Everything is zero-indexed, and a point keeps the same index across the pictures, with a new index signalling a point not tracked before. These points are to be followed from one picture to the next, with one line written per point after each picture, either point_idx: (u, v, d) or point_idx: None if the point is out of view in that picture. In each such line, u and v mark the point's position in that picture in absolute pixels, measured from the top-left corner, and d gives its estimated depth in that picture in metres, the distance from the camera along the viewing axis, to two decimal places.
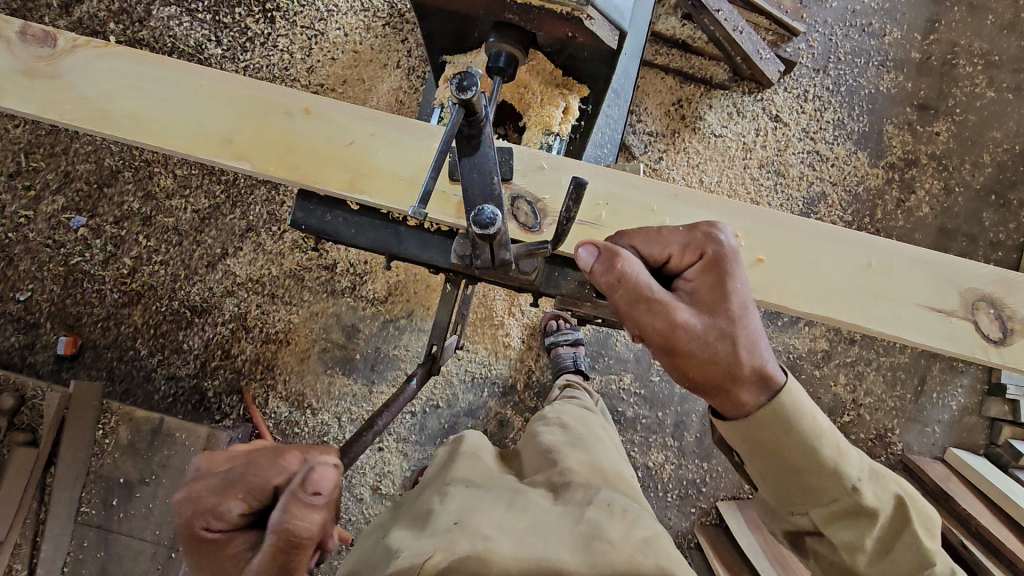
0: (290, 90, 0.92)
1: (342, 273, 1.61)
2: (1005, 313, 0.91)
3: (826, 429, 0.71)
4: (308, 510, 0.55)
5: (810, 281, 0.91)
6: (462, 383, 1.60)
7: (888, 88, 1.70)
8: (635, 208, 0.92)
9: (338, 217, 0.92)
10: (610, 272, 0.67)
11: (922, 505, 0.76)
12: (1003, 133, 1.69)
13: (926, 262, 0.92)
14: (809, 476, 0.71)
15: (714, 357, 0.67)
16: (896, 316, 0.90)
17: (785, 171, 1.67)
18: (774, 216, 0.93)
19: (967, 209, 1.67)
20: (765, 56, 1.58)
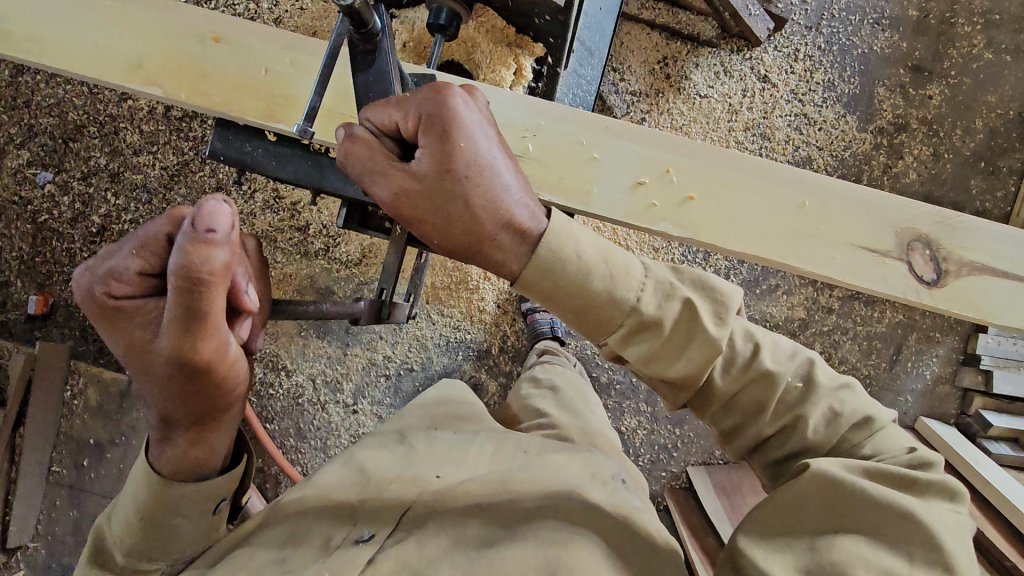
0: (199, 14, 0.88)
1: (315, 234, 1.58)
2: (939, 255, 0.90)
3: (589, 257, 0.66)
4: (205, 245, 0.59)
5: (743, 219, 0.89)
6: (436, 347, 1.59)
7: (883, 48, 1.64)
8: (562, 139, 0.88)
9: (259, 148, 0.90)
10: (347, 152, 0.68)
11: (715, 291, 0.70)
12: (997, 98, 1.64)
13: (862, 199, 0.90)
14: (579, 299, 0.67)
15: (453, 216, 0.66)
16: (828, 257, 0.89)
17: (770, 135, 1.62)
18: (706, 150, 0.90)
19: (955, 176, 1.63)
20: (754, 12, 1.52)
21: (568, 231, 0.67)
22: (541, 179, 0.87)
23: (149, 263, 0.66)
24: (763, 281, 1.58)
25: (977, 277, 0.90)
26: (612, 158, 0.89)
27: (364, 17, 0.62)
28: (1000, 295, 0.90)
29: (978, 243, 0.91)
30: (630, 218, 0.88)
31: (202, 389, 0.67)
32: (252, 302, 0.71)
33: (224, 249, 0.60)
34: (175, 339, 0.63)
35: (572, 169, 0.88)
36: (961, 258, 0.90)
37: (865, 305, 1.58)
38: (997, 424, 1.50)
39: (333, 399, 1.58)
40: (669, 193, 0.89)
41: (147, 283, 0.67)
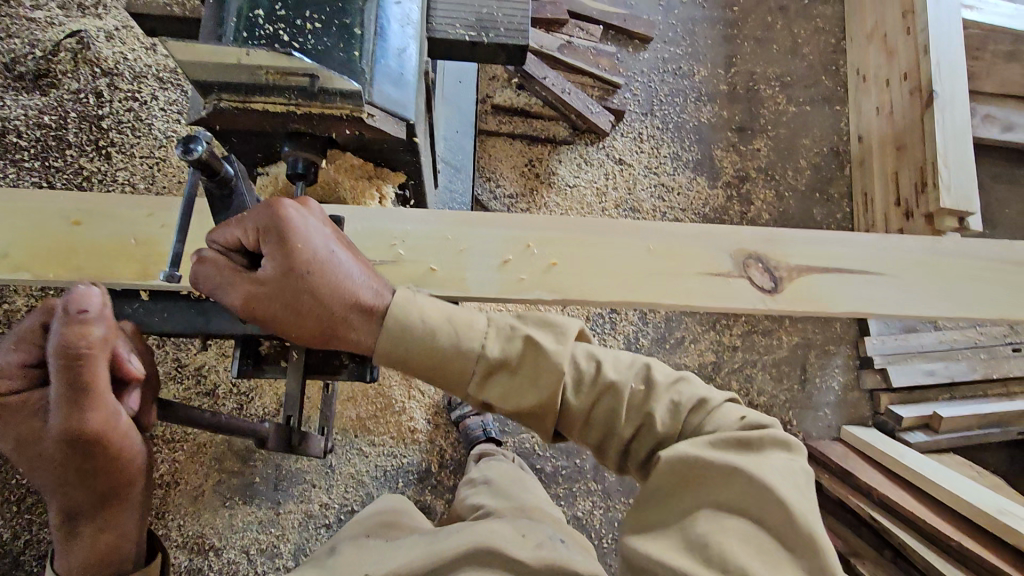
0: (66, 195, 0.89)
1: (225, 394, 1.52)
2: (772, 265, 0.96)
3: (433, 324, 0.69)
4: (81, 323, 0.63)
5: (600, 274, 0.93)
6: (374, 480, 1.53)
7: (708, 118, 1.90)
8: (425, 239, 0.89)
9: (134, 307, 0.83)
10: (196, 280, 0.69)
11: (554, 323, 0.72)
12: (810, 140, 1.92)
13: (696, 232, 0.96)
14: (429, 362, 0.69)
15: (301, 309, 0.68)
16: (685, 290, 0.94)
17: (639, 207, 1.80)
18: (549, 218, 0.94)
19: (799, 209, 1.86)
20: (595, 110, 1.77)
21: (410, 305, 0.70)
22: (413, 276, 0.87)
23: (28, 354, 0.68)
24: (670, 336, 1.68)
25: (811, 277, 0.97)
26: (471, 244, 0.90)
27: (216, 166, 0.64)
28: (839, 288, 0.97)
29: (802, 247, 0.98)
30: (505, 297, 0.89)
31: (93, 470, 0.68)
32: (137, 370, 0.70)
33: (99, 323, 0.64)
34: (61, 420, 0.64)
35: (437, 262, 0.89)
36: (791, 265, 0.97)
37: (763, 336, 1.71)
38: (907, 415, 1.62)
39: (272, 566, 1.46)
40: (531, 264, 0.91)
41: (31, 375, 0.68)
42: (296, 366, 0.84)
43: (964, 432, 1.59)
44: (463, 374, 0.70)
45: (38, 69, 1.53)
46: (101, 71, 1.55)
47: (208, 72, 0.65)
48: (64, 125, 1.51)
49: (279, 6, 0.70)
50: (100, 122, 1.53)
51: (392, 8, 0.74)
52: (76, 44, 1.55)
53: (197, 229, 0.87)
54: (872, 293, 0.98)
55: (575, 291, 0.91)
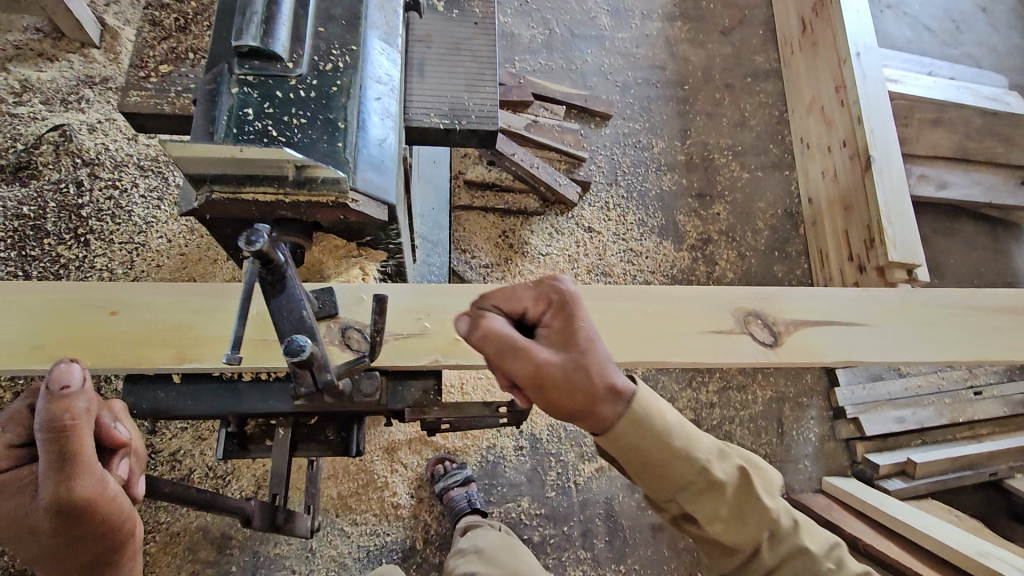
0: (100, 286, 0.91)
1: (201, 479, 1.48)
2: (770, 321, 1.05)
3: (674, 424, 0.68)
4: (62, 399, 0.65)
5: (612, 336, 1.01)
6: (357, 562, 1.48)
7: (669, 186, 2.02)
8: (451, 311, 0.90)
9: (170, 392, 0.89)
10: (476, 332, 0.63)
11: (766, 474, 0.75)
12: (765, 203, 2.05)
13: (698, 294, 1.05)
14: (668, 460, 0.68)
15: (577, 384, 0.62)
16: (689, 348, 1.01)
17: (610, 272, 1.87)
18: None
19: (761, 267, 1.96)
20: (562, 183, 1.86)
21: (659, 402, 0.67)
22: (442, 347, 0.88)
23: (15, 434, 0.72)
24: None
25: (803, 331, 1.06)
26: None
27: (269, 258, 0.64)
28: (831, 338, 1.05)
29: (795, 304, 1.08)
30: None
31: (84, 530, 0.70)
32: (123, 435, 0.75)
33: (81, 396, 0.66)
34: (50, 490, 0.66)
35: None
36: (785, 319, 1.06)
37: (739, 391, 1.75)
38: (884, 463, 1.65)
39: None
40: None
41: (21, 454, 0.72)
42: (283, 443, 0.89)
43: (939, 476, 1.63)
44: (683, 480, 0.70)
45: (20, 163, 1.57)
46: (83, 162, 1.60)
47: (201, 165, 0.70)
48: (44, 215, 1.54)
49: (267, 105, 0.76)
50: (80, 210, 1.56)
51: (372, 102, 0.81)
52: (60, 138, 1.60)
53: (248, 315, 0.91)
54: (860, 344, 1.06)
55: None
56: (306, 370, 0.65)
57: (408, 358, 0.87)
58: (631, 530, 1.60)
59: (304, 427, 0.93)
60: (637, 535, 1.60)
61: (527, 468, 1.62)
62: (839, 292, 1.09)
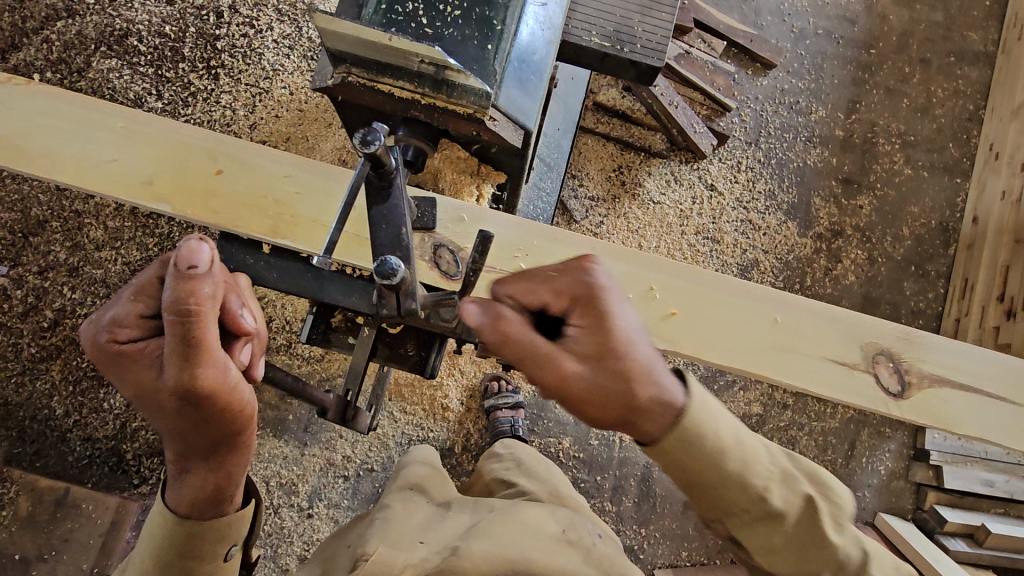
0: (214, 138, 0.97)
1: (278, 330, 1.57)
2: (902, 367, 0.98)
3: (728, 442, 0.61)
4: (190, 280, 0.58)
5: (727, 336, 0.96)
6: (398, 446, 1.56)
7: (815, 162, 1.79)
8: None
9: (259, 260, 0.94)
10: (495, 332, 0.58)
11: (835, 491, 0.66)
12: (920, 209, 1.79)
13: (831, 317, 0.99)
14: (717, 492, 0.62)
15: (609, 396, 0.57)
16: (802, 369, 0.96)
17: (719, 239, 1.73)
18: (686, 272, 0.99)
19: (889, 279, 1.75)
20: (699, 130, 1.68)
21: (709, 410, 0.61)
22: None
23: (146, 305, 0.68)
24: (720, 377, 1.64)
25: (931, 388, 0.98)
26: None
27: (384, 159, 0.59)
28: (958, 406, 0.97)
29: (935, 357, 0.99)
30: None
31: (209, 419, 0.65)
32: (246, 324, 0.69)
33: (207, 281, 0.58)
34: (174, 372, 0.61)
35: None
36: (921, 370, 0.98)
37: (817, 401, 1.65)
38: (951, 520, 1.54)
39: (286, 502, 1.52)
40: (652, 309, 0.96)
41: (149, 326, 0.68)
42: (365, 342, 0.91)
43: (1007, 553, 1.50)
44: (736, 509, 0.63)
45: None
46: None
47: (346, 45, 0.64)
48: (181, 39, 1.55)
49: None
50: (215, 42, 1.56)
51: (534, 5, 0.71)
52: None
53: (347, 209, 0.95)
54: (990, 419, 0.98)
55: (700, 346, 0.95)
56: (393, 292, 0.61)
57: None
58: (662, 499, 1.59)
59: (385, 337, 0.93)
60: (666, 505, 1.60)
61: None
62: (988, 357, 1.00)
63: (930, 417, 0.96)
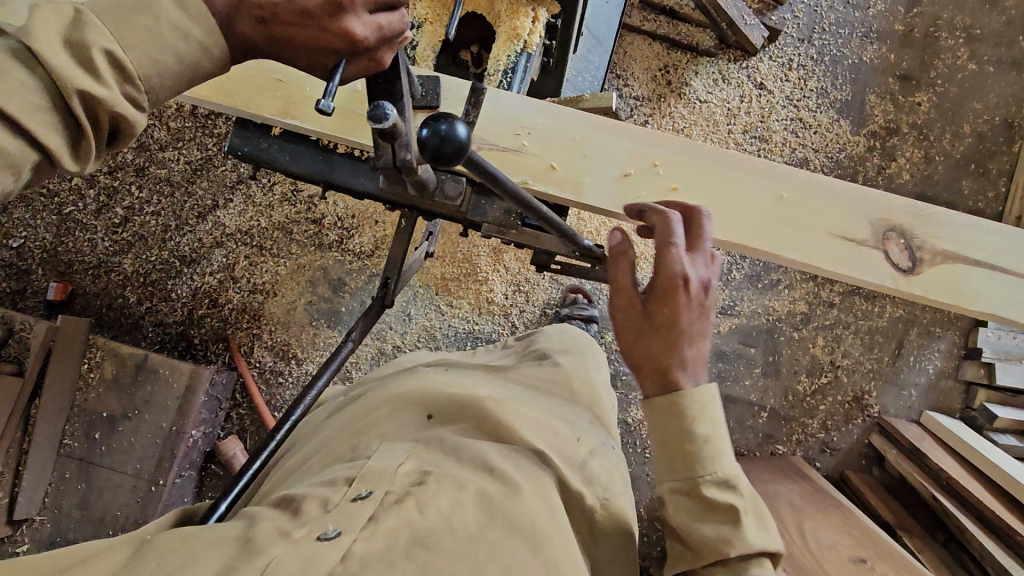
0: None
1: (330, 226, 1.63)
2: (915, 243, 0.91)
3: (706, 430, 0.66)
4: None
5: (730, 215, 0.89)
6: (445, 338, 1.63)
7: (872, 58, 1.72)
8: (557, 136, 0.89)
9: (272, 144, 0.93)
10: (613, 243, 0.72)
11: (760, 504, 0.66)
12: (983, 105, 1.71)
13: (844, 192, 0.91)
14: (661, 439, 0.67)
15: (645, 330, 0.68)
16: (807, 245, 0.89)
17: (768, 137, 1.68)
18: (691, 147, 0.91)
19: (946, 179, 1.69)
20: (750, 22, 1.61)
21: (703, 404, 0.66)
22: (534, 170, 0.87)
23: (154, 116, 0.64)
24: (765, 276, 1.64)
25: (946, 263, 0.91)
26: (595, 154, 0.89)
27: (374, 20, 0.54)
28: (979, 283, 0.90)
29: (955, 232, 0.91)
30: (621, 209, 0.88)
31: None
32: None
33: None
34: None
35: (560, 162, 0.88)
36: (935, 247, 0.91)
37: (865, 300, 1.63)
38: (1002, 416, 1.52)
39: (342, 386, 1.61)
40: (654, 185, 0.88)
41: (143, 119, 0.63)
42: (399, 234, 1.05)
43: None
44: (673, 458, 0.66)
45: None
46: None
47: None
48: None
49: None
50: None
51: None
52: None
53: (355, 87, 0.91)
54: (1014, 296, 0.90)
55: None
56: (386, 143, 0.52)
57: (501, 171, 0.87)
58: None
59: None
60: None
61: None
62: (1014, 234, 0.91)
63: (944, 294, 0.89)
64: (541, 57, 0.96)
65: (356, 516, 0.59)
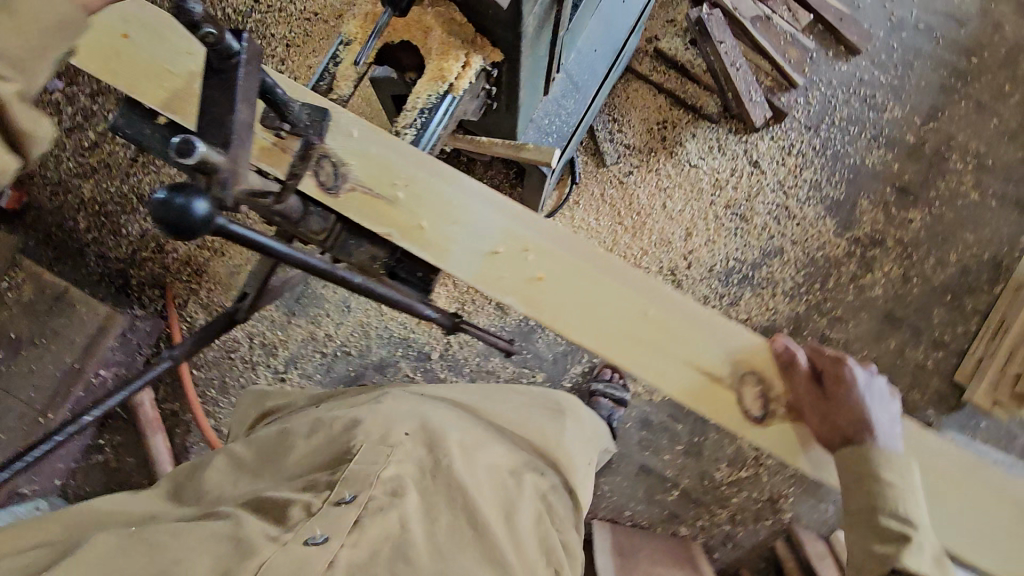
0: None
1: None
2: (771, 393, 0.86)
3: (895, 483, 0.79)
4: None
5: (590, 322, 0.84)
6: (378, 338, 1.61)
7: (874, 163, 1.67)
8: (435, 197, 0.84)
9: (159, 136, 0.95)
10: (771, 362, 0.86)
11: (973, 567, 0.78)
12: (975, 238, 1.65)
13: (714, 323, 0.86)
14: (863, 496, 0.80)
15: (825, 420, 0.84)
16: (658, 368, 0.85)
17: (748, 217, 1.64)
18: (573, 240, 0.85)
19: (920, 302, 1.64)
20: (754, 98, 1.60)
21: (908, 474, 0.81)
22: (402, 226, 0.84)
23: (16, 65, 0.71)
24: None
25: (796, 423, 0.86)
26: (470, 224, 0.84)
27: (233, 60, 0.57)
28: (826, 447, 0.86)
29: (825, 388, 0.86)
30: (482, 287, 0.84)
31: None
32: None
33: None
34: None
35: (432, 224, 0.84)
36: (794, 402, 0.86)
37: None
38: None
39: (264, 361, 1.60)
40: (521, 270, 0.84)
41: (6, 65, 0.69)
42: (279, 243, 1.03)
43: None
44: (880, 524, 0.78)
45: None
46: None
47: None
48: None
49: None
50: None
51: None
52: None
53: None
54: None
55: (554, 320, 0.84)
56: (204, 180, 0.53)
57: (369, 219, 0.84)
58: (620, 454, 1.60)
59: None
60: (622, 461, 1.60)
61: (558, 349, 1.62)
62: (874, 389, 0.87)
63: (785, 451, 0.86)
64: (477, 103, 0.87)
65: (340, 519, 0.74)
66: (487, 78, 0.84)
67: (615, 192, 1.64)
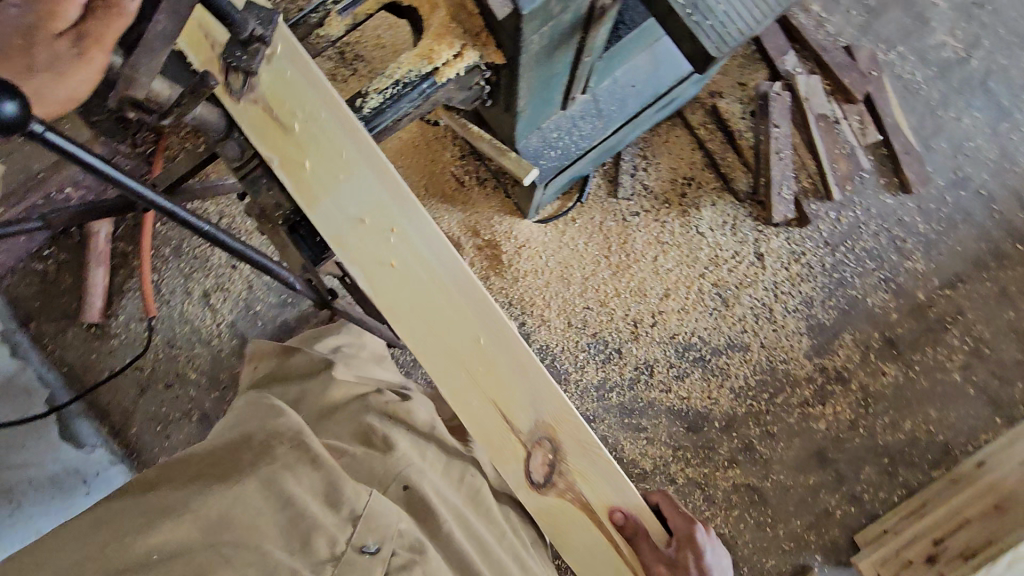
0: None
1: None
2: (560, 465, 0.84)
3: None
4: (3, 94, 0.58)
5: (422, 325, 0.81)
6: None
7: (874, 304, 1.61)
8: (327, 144, 0.79)
9: None
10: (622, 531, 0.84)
11: None
12: (939, 416, 1.58)
13: (539, 379, 0.83)
14: None
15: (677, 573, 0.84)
16: (463, 397, 0.82)
17: (729, 303, 1.60)
18: (440, 245, 0.82)
19: (857, 454, 1.57)
20: (784, 195, 1.59)
21: None
22: (286, 158, 0.79)
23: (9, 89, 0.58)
24: (634, 416, 1.58)
25: (573, 505, 0.84)
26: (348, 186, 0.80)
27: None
28: (587, 538, 0.84)
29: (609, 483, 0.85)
30: (334, 248, 0.80)
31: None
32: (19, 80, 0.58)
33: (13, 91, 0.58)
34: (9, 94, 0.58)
35: (310, 167, 0.79)
36: (576, 483, 0.84)
37: (702, 499, 1.55)
38: None
39: None
40: (377, 249, 0.81)
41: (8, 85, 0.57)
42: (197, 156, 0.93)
43: None
44: None
45: None
46: None
47: None
48: None
49: None
50: None
51: None
52: None
53: None
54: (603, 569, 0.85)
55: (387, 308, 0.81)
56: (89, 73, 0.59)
57: (258, 137, 0.79)
58: None
59: None
60: None
61: None
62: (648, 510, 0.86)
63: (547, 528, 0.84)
64: (464, 96, 0.84)
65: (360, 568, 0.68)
66: (478, 77, 0.81)
67: (613, 225, 1.61)
